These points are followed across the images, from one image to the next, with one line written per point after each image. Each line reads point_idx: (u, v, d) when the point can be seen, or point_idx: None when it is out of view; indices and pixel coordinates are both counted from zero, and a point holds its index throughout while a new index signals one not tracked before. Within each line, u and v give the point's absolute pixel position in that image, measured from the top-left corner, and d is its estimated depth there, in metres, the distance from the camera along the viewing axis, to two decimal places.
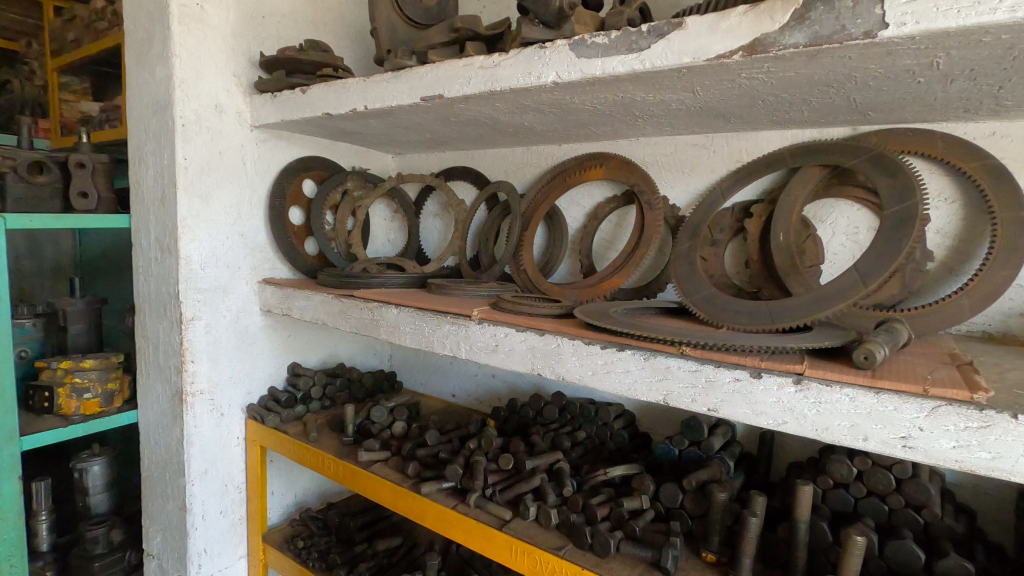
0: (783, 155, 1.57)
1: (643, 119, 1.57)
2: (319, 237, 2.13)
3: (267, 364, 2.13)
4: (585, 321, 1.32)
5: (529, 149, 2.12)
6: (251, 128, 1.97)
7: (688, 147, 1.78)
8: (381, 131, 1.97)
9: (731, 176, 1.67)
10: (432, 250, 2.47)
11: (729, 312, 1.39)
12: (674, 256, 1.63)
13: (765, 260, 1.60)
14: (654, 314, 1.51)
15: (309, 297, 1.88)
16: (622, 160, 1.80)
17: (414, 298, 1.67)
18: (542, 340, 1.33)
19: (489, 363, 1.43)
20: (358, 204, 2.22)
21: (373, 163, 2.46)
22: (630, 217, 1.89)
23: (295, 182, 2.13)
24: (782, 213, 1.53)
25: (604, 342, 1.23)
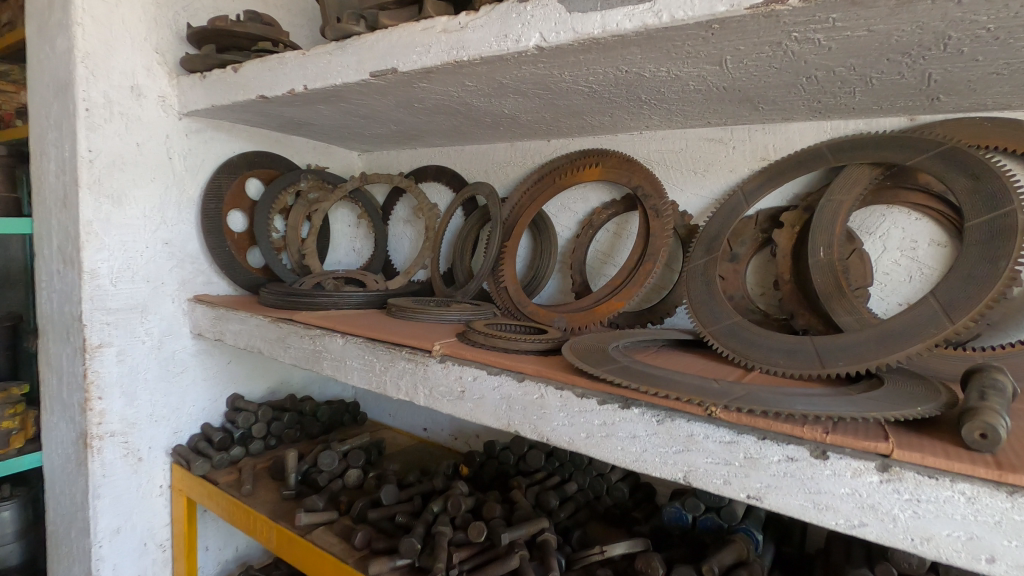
0: (821, 151, 1.28)
1: (650, 105, 1.26)
2: (265, 246, 1.81)
3: (201, 397, 1.80)
4: (575, 361, 1.00)
5: (513, 144, 1.81)
6: (180, 116, 1.65)
7: (701, 143, 1.48)
8: (335, 121, 1.66)
9: (757, 177, 1.37)
10: (403, 262, 2.15)
11: (763, 351, 1.08)
12: (687, 275, 1.33)
13: (800, 281, 1.30)
14: (664, 349, 1.20)
15: (243, 319, 1.55)
16: (623, 158, 1.50)
17: (365, 324, 1.34)
18: (521, 388, 1.01)
19: (453, 414, 1.11)
20: (313, 208, 1.90)
21: (335, 161, 2.15)
22: (633, 225, 1.58)
23: (238, 182, 1.80)
24: (823, 223, 1.23)
25: (603, 394, 0.92)
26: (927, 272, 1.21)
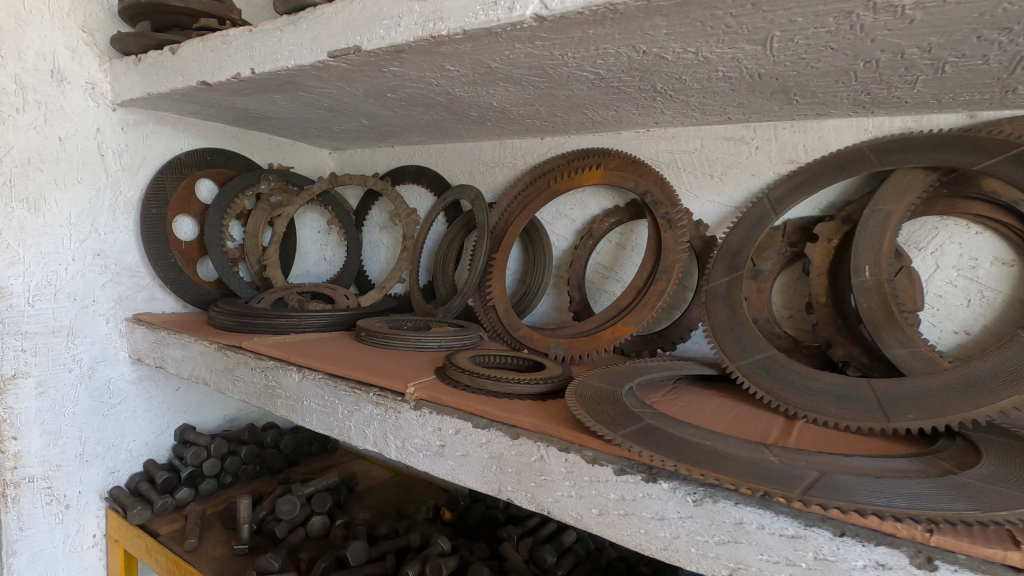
0: (863, 153, 1.10)
1: (665, 96, 1.07)
2: (218, 257, 1.58)
3: (142, 430, 1.57)
4: (580, 412, 0.80)
5: (502, 142, 1.60)
6: (114, 106, 1.42)
7: (718, 142, 1.30)
8: (297, 112, 1.44)
9: (785, 182, 1.19)
10: (379, 272, 1.94)
11: (808, 395, 0.90)
12: (706, 298, 1.14)
13: (837, 304, 1.12)
14: (684, 389, 1.01)
15: (185, 345, 1.32)
16: (629, 159, 1.31)
17: (328, 356, 1.13)
18: (514, 448, 0.81)
19: (430, 472, 0.91)
20: (275, 213, 1.69)
21: (303, 160, 1.93)
22: (638, 236, 1.39)
23: (186, 183, 1.57)
24: (867, 237, 1.05)
25: (621, 461, 0.72)
26: (990, 296, 1.04)
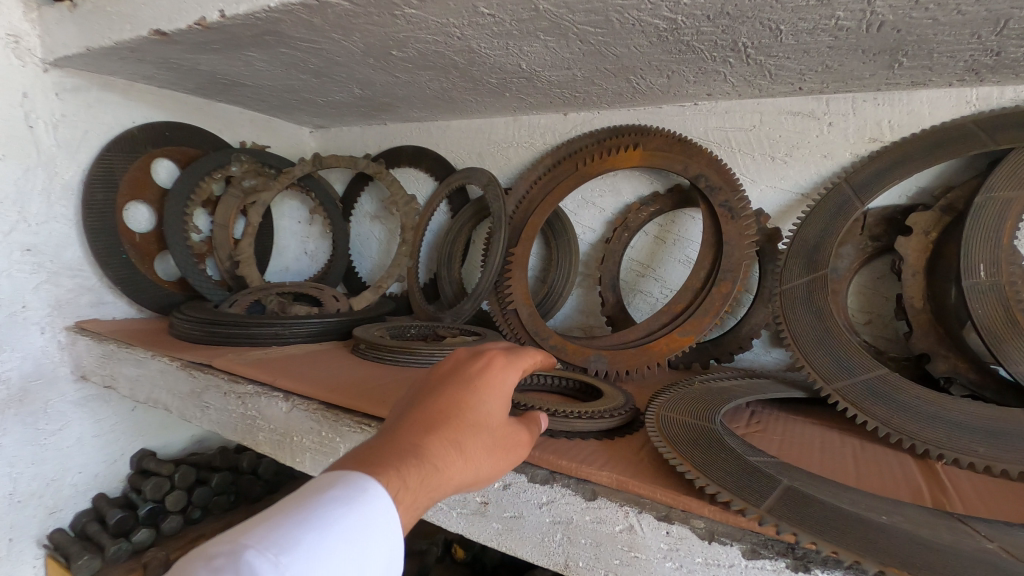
0: (970, 129, 0.92)
1: (742, 55, 0.87)
2: (179, 251, 1.33)
3: (90, 459, 1.31)
4: (678, 459, 0.60)
5: (517, 119, 1.39)
6: (45, 66, 1.15)
7: (782, 118, 1.10)
8: (275, 76, 1.20)
9: (867, 164, 1.00)
10: (370, 268, 1.71)
11: (944, 429, 0.73)
12: (781, 302, 0.95)
13: (936, 309, 0.94)
14: (774, 421, 0.82)
15: (140, 361, 1.08)
16: (675, 137, 1.11)
17: (322, 376, 0.91)
18: (590, 513, 0.61)
19: (468, 535, 0.71)
20: (249, 200, 1.44)
21: (279, 139, 1.67)
22: (683, 227, 1.20)
23: (140, 162, 1.31)
24: (982, 228, 0.87)
25: (751, 536, 0.52)
26: None
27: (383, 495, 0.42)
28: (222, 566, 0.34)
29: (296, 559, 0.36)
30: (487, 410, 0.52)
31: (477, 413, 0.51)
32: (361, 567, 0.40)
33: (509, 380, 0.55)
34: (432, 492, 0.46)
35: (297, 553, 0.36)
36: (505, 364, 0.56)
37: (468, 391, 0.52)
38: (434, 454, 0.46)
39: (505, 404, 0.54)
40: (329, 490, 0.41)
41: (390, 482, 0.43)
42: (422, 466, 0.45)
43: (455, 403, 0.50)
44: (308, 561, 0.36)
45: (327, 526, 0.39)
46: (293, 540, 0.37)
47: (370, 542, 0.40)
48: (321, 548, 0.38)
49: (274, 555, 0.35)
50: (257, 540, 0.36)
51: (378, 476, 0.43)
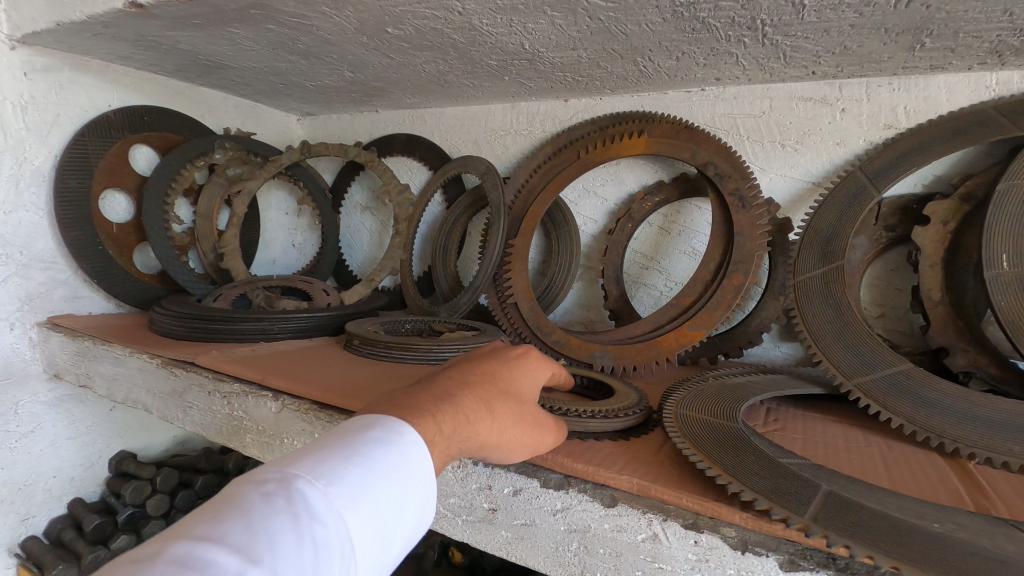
0: (991, 114, 0.88)
1: (758, 33, 0.83)
2: (160, 242, 1.26)
3: (65, 462, 1.24)
4: (705, 463, 0.55)
5: (515, 106, 1.33)
6: (13, 44, 1.08)
7: (793, 103, 1.06)
8: (261, 57, 1.13)
9: (882, 151, 0.96)
10: (362, 261, 1.65)
11: (972, 427, 0.70)
12: (795, 295, 0.91)
13: (954, 301, 0.91)
14: (793, 419, 0.78)
15: (117, 359, 1.01)
16: (682, 124, 1.06)
17: (313, 374, 0.85)
18: (609, 521, 0.56)
19: (475, 543, 0.66)
20: (234, 189, 1.37)
21: (265, 127, 1.60)
22: (689, 218, 1.16)
23: (118, 148, 1.24)
24: (1006, 215, 0.83)
25: (787, 546, 0.48)
26: None
27: (419, 437, 0.47)
28: (276, 491, 0.39)
29: (341, 491, 0.40)
30: (516, 383, 0.58)
31: (507, 383, 0.57)
32: (394, 508, 0.44)
33: (540, 372, 0.62)
34: (457, 443, 0.51)
35: (343, 485, 0.41)
36: (538, 359, 0.63)
37: (503, 367, 0.58)
38: (465, 407, 0.52)
39: (533, 385, 0.60)
40: (370, 433, 0.46)
41: (424, 423, 0.48)
42: (451, 415, 0.50)
43: (488, 373, 0.57)
44: (352, 493, 0.41)
45: (370, 463, 0.43)
46: (339, 474, 0.41)
47: (406, 480, 0.45)
48: (363, 482, 0.42)
49: (323, 485, 0.40)
50: (307, 472, 0.41)
51: (414, 415, 0.49)
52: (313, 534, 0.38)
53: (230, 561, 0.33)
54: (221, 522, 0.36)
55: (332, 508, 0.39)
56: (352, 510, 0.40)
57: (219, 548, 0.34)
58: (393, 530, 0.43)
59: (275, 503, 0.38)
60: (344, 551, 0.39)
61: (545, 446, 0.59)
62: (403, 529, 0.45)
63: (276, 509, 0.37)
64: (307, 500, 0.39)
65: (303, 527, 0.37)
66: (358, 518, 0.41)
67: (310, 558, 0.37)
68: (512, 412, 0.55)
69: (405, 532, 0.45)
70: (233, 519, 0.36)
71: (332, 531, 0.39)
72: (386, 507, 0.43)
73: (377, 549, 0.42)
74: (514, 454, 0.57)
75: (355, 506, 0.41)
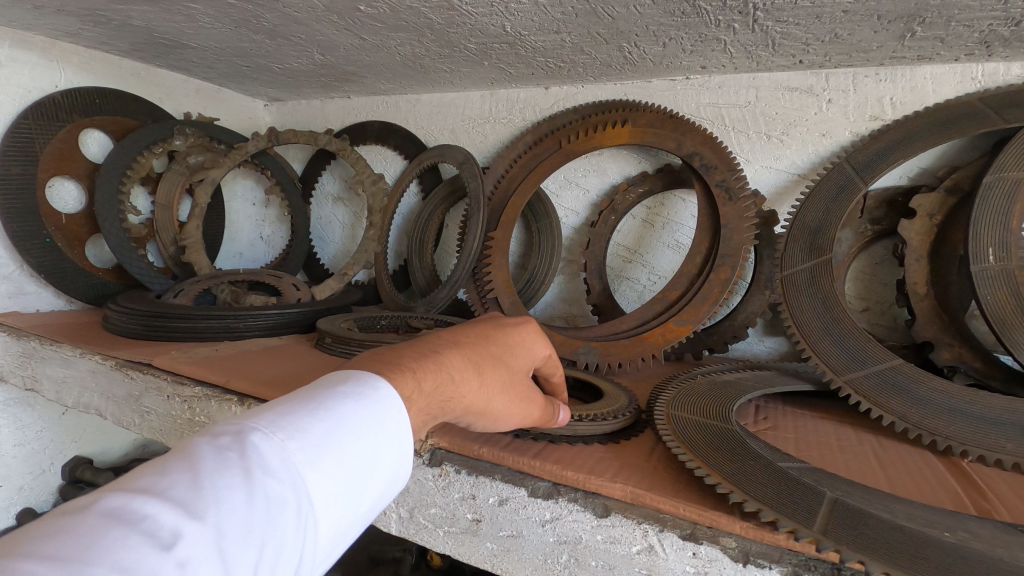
0: (978, 107, 0.87)
1: (748, 18, 0.80)
2: (115, 234, 1.18)
3: (12, 470, 1.16)
4: (704, 468, 0.52)
5: (494, 93, 1.29)
6: None
7: (779, 94, 1.04)
8: (222, 35, 1.06)
9: (869, 142, 0.95)
10: (334, 254, 1.58)
11: (964, 424, 0.68)
12: (783, 289, 0.89)
13: (940, 294, 0.90)
14: (785, 417, 0.76)
15: (65, 360, 0.94)
16: (667, 113, 1.03)
17: (281, 375, 0.80)
18: (601, 532, 0.53)
19: (458, 555, 0.62)
20: (196, 177, 1.30)
21: (229, 113, 1.52)
22: (673, 210, 1.13)
23: (64, 133, 1.15)
24: (993, 207, 0.82)
25: (790, 557, 0.45)
26: None
27: (394, 393, 0.43)
28: (228, 445, 0.34)
29: (302, 445, 0.36)
30: (512, 353, 0.56)
31: (503, 351, 0.55)
32: (365, 466, 0.39)
33: (538, 344, 0.59)
34: (440, 403, 0.48)
35: (305, 439, 0.37)
36: (537, 330, 0.61)
37: (499, 335, 0.56)
38: (451, 366, 0.49)
39: (529, 358, 0.58)
40: (340, 387, 0.42)
41: (404, 377, 0.45)
42: (435, 373, 0.47)
43: (481, 338, 0.55)
44: (315, 447, 0.37)
45: (337, 418, 0.39)
46: (301, 428, 0.37)
47: (377, 437, 0.41)
48: (328, 437, 0.38)
49: (281, 439, 0.36)
50: (266, 424, 0.36)
51: (394, 369, 0.46)
52: (266, 491, 0.33)
53: (167, 518, 0.29)
54: (164, 472, 0.32)
55: (292, 462, 0.35)
56: (315, 465, 0.36)
57: (156, 503, 0.30)
58: (363, 491, 0.39)
59: (226, 457, 0.33)
60: (303, 509, 0.35)
61: (533, 417, 0.57)
62: (375, 489, 0.41)
63: (225, 463, 0.33)
64: (261, 453, 0.34)
65: (255, 482, 0.33)
66: (321, 475, 0.36)
67: (262, 516, 0.32)
68: (501, 377, 0.53)
69: (377, 493, 0.41)
70: (176, 472, 0.32)
71: (289, 488, 0.35)
72: (354, 464, 0.39)
73: (342, 512, 0.38)
74: (499, 420, 0.54)
75: (318, 462, 0.36)
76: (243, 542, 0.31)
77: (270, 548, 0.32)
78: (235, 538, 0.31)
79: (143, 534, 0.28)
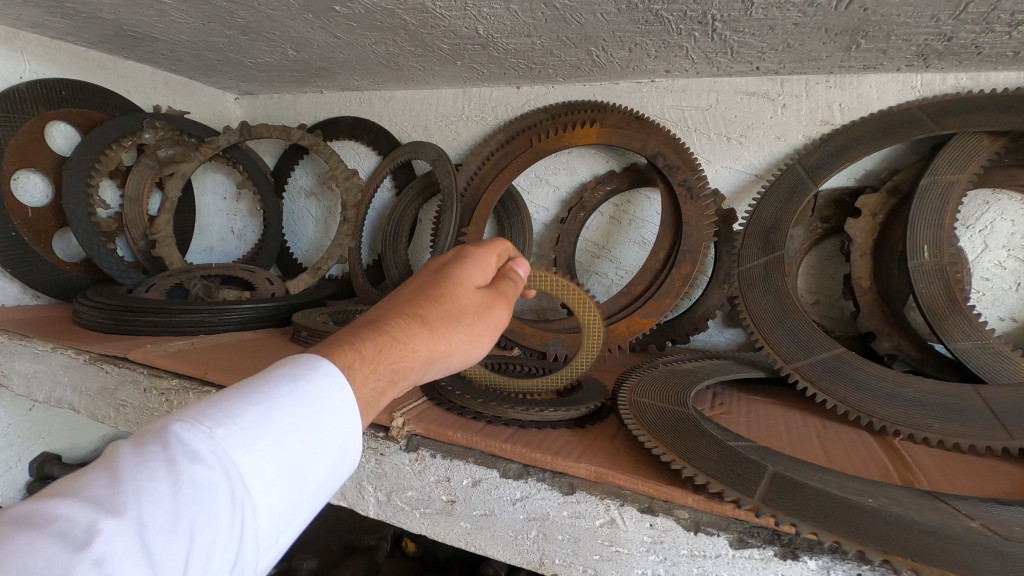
0: (917, 115, 0.94)
1: (707, 27, 0.85)
2: (83, 228, 1.17)
3: None
4: (662, 449, 0.57)
5: (466, 91, 1.31)
6: None
7: (738, 98, 1.10)
8: (194, 30, 1.06)
9: (820, 145, 1.01)
10: (306, 249, 1.59)
11: (897, 406, 0.75)
12: (740, 283, 0.94)
13: (881, 288, 0.97)
14: (739, 403, 0.82)
15: (35, 356, 0.94)
16: (633, 114, 1.07)
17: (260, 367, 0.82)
18: (567, 508, 0.57)
19: (434, 535, 0.66)
20: (166, 172, 1.29)
21: (199, 106, 1.51)
22: (638, 207, 1.18)
23: (28, 126, 1.13)
24: (927, 209, 0.89)
25: (736, 525, 0.50)
26: None
27: (331, 369, 0.42)
28: (151, 440, 0.34)
29: (232, 430, 0.36)
30: (453, 287, 0.52)
31: (442, 290, 0.51)
32: (306, 446, 0.39)
33: (478, 263, 0.55)
34: (392, 360, 0.46)
35: (236, 425, 0.36)
36: (467, 255, 0.56)
37: (430, 279, 0.52)
38: (389, 327, 0.47)
39: (476, 285, 0.54)
40: (278, 371, 0.41)
41: (340, 352, 0.45)
42: (373, 337, 0.46)
43: (412, 289, 0.51)
44: (247, 431, 0.36)
45: (271, 402, 0.39)
46: (233, 415, 0.37)
47: (318, 415, 0.40)
48: (261, 421, 0.37)
49: (208, 427, 0.35)
50: (193, 416, 0.36)
51: (332, 349, 0.45)
52: (194, 478, 0.33)
53: (83, 516, 0.29)
54: (82, 476, 0.31)
55: (221, 447, 0.35)
56: (247, 448, 0.36)
57: (70, 505, 0.29)
58: (307, 472, 0.39)
59: (148, 452, 0.33)
60: (238, 494, 0.34)
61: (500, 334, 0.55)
62: (322, 469, 0.41)
63: (145, 457, 0.33)
64: (188, 442, 0.34)
65: (180, 471, 0.33)
66: (256, 457, 0.36)
67: (189, 504, 0.32)
68: (450, 316, 0.50)
69: (325, 474, 0.41)
70: (95, 475, 0.31)
71: (220, 473, 0.34)
72: (293, 445, 0.38)
73: (285, 494, 0.37)
74: (471, 353, 0.52)
75: (250, 444, 0.36)
76: (170, 534, 0.31)
77: (202, 537, 0.32)
78: (162, 529, 0.30)
79: (55, 535, 0.28)
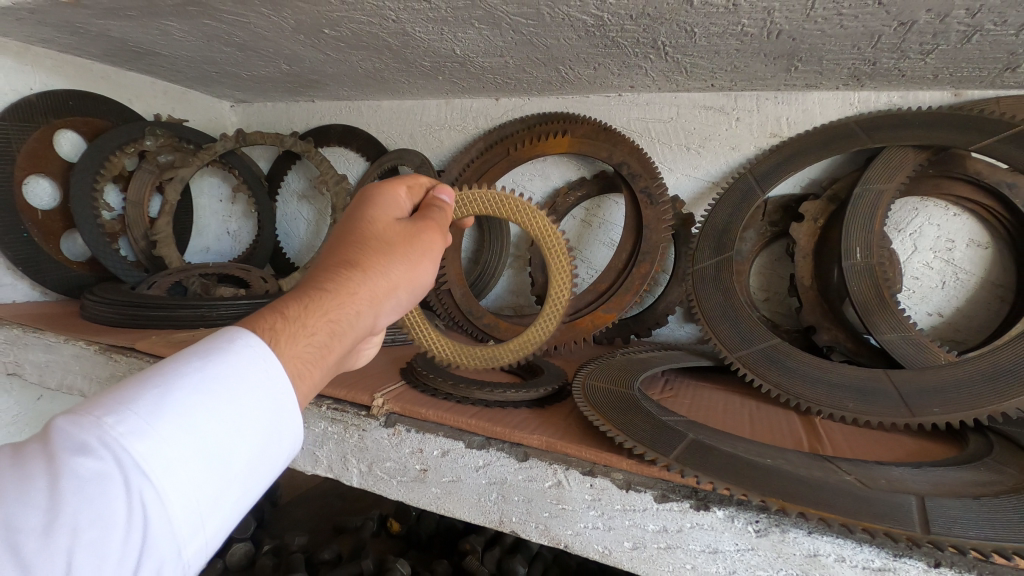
0: (853, 129, 1.04)
1: (659, 51, 0.95)
2: (88, 229, 1.25)
3: None
4: (603, 422, 0.66)
5: (449, 102, 1.40)
6: None
7: (697, 111, 1.19)
8: (195, 47, 1.15)
9: (768, 155, 1.11)
10: (298, 249, 1.68)
11: (821, 389, 0.85)
12: (693, 281, 1.04)
13: (822, 286, 1.07)
14: (687, 388, 0.92)
15: (47, 347, 1.02)
16: (599, 125, 1.16)
17: None
18: (522, 473, 0.66)
19: (410, 501, 0.75)
20: (166, 175, 1.37)
21: (196, 113, 1.59)
22: (607, 210, 1.27)
23: (39, 134, 1.21)
24: (860, 215, 0.99)
25: (661, 483, 0.60)
26: (964, 278, 1.04)
27: (241, 356, 0.47)
28: (43, 439, 0.38)
29: (124, 420, 0.39)
30: (371, 230, 0.58)
31: (362, 234, 0.58)
32: (212, 426, 0.43)
33: (388, 203, 0.63)
34: (330, 307, 0.51)
35: (130, 415, 0.39)
36: (373, 196, 0.63)
37: (347, 229, 0.59)
38: (316, 282, 0.53)
39: (392, 220, 0.61)
40: (185, 362, 0.45)
41: (264, 324, 0.50)
42: (304, 296, 0.51)
43: (334, 245, 0.58)
44: (140, 420, 0.40)
45: (168, 393, 0.42)
46: (130, 405, 0.40)
47: (218, 403, 0.44)
48: (155, 411, 0.41)
49: (99, 419, 0.39)
50: (89, 409, 0.39)
51: (259, 326, 0.50)
52: (79, 472, 0.37)
53: None
54: None
55: (110, 437, 0.38)
56: (141, 434, 0.39)
57: None
58: (214, 453, 0.43)
59: (35, 452, 0.37)
60: (134, 481, 0.38)
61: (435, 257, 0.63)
62: (234, 446, 0.44)
63: (30, 458, 0.37)
64: (75, 438, 0.38)
65: (63, 468, 0.36)
66: (150, 445, 0.39)
67: (70, 500, 0.36)
68: (381, 254, 0.57)
69: (241, 451, 0.45)
70: None
71: (110, 463, 0.38)
72: (192, 431, 0.42)
73: (188, 475, 0.41)
74: (415, 280, 0.60)
75: (142, 433, 0.39)
76: (47, 533, 0.35)
77: (85, 529, 0.36)
78: (42, 524, 0.35)
79: None
